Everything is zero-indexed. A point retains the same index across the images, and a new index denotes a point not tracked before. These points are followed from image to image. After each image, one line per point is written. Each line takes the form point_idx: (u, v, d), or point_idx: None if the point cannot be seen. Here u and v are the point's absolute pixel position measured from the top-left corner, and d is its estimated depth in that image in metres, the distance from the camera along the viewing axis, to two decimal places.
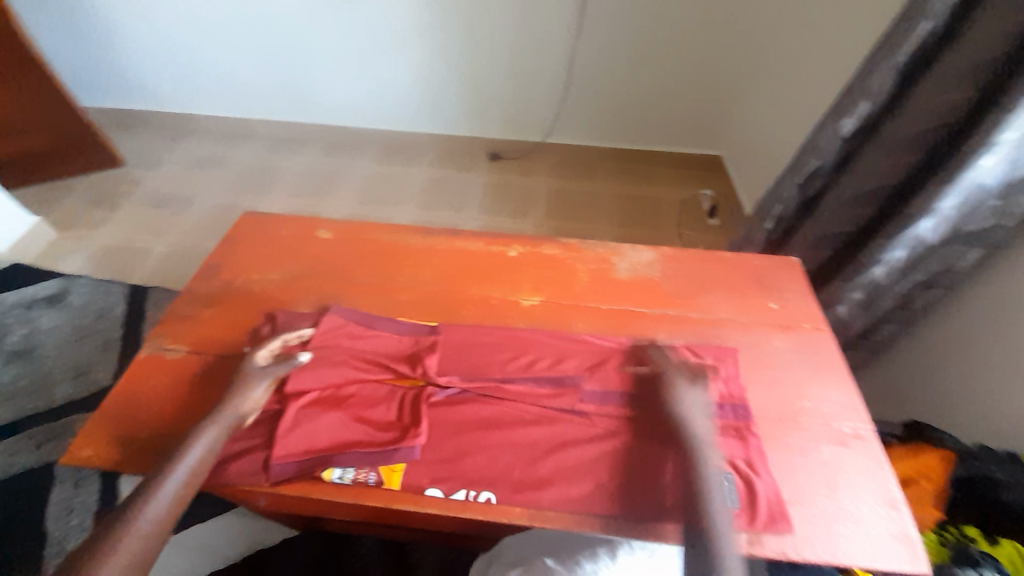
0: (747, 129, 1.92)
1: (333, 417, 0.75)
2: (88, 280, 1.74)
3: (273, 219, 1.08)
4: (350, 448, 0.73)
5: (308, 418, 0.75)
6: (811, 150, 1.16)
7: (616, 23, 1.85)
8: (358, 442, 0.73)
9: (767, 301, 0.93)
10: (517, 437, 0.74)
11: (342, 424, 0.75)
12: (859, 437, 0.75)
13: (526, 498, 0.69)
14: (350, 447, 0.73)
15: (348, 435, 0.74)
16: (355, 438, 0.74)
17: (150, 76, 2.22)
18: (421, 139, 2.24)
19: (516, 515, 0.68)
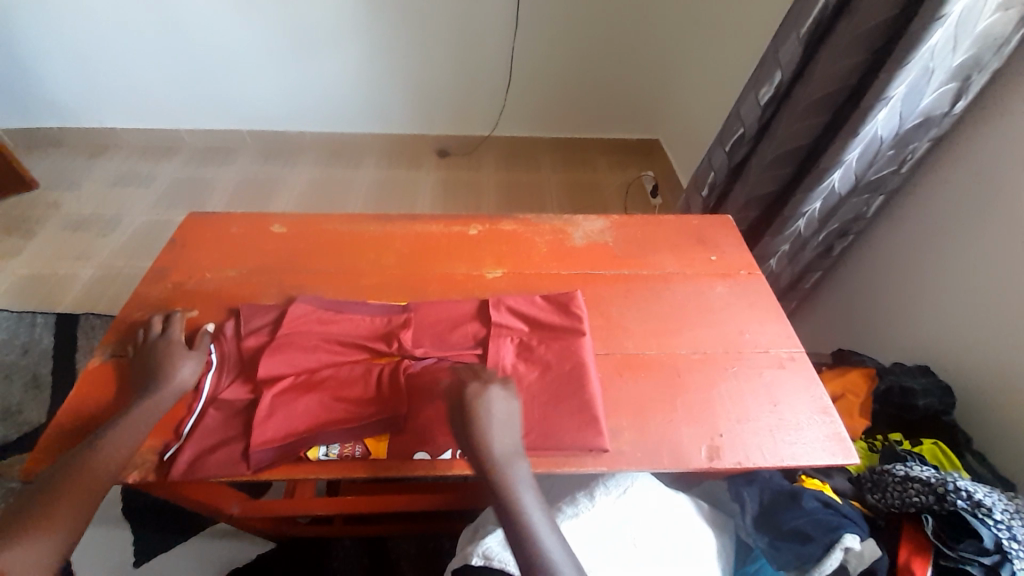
0: (677, 110, 2.05)
1: (311, 399, 0.76)
2: (7, 314, 1.60)
3: (221, 218, 1.05)
4: (330, 426, 0.73)
5: (284, 402, 0.75)
6: (736, 119, 1.29)
7: (548, 15, 1.92)
8: (338, 419, 0.74)
9: (708, 254, 1.01)
10: None
11: (321, 405, 0.75)
12: (794, 359, 0.85)
13: None
14: (331, 425, 0.73)
15: (328, 414, 0.75)
16: (336, 417, 0.74)
17: (55, 91, 2.05)
18: (363, 141, 2.22)
19: None
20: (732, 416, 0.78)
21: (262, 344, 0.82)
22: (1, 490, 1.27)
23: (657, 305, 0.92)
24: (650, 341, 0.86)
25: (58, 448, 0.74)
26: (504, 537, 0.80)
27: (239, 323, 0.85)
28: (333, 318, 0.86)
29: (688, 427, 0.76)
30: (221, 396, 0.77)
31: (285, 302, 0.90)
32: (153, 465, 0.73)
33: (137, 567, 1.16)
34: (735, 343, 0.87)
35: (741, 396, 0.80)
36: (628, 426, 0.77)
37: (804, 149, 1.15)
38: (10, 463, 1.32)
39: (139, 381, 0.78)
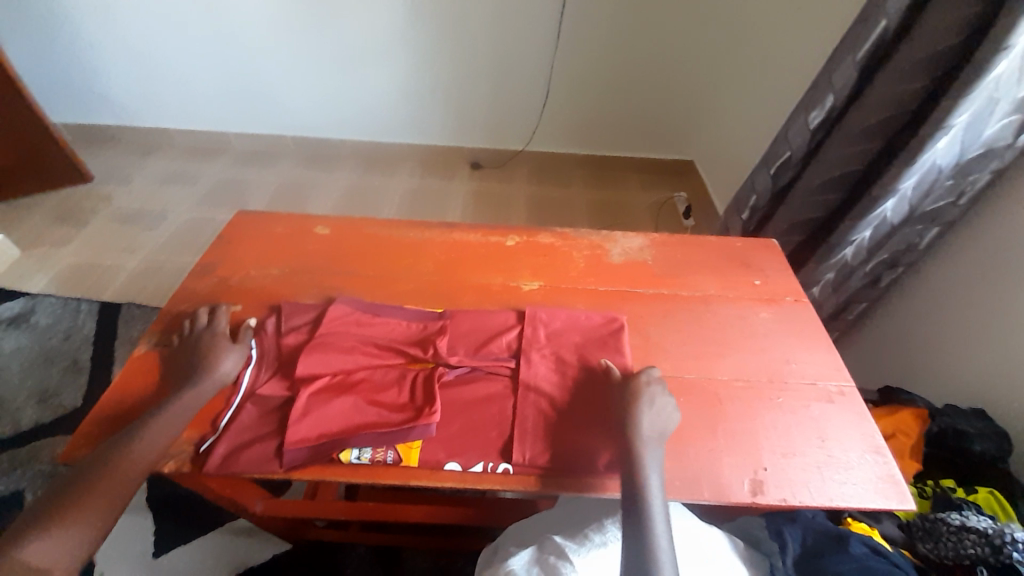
0: (714, 133, 2.03)
1: (345, 401, 0.76)
2: (55, 300, 1.68)
3: (268, 217, 1.08)
4: (363, 430, 0.73)
5: (321, 401, 0.76)
6: (782, 142, 1.27)
7: (590, 33, 1.93)
8: (371, 423, 0.74)
9: (751, 278, 0.99)
10: (526, 412, 0.76)
11: (356, 407, 0.75)
12: (844, 394, 0.81)
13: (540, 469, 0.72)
14: (363, 429, 0.73)
15: (361, 417, 0.75)
16: (368, 420, 0.74)
17: (116, 91, 2.17)
18: (400, 150, 2.27)
19: (531, 484, 0.71)
20: (777, 448, 0.74)
21: (301, 343, 0.83)
22: (33, 470, 1.31)
23: (696, 329, 0.89)
24: (689, 365, 0.84)
25: (100, 433, 0.76)
26: (528, 561, 0.77)
27: (280, 320, 0.87)
28: (370, 322, 0.86)
29: (729, 461, 0.73)
30: (258, 391, 0.78)
31: (325, 302, 0.91)
32: (187, 456, 0.73)
33: (156, 557, 1.17)
34: (780, 372, 0.83)
35: (786, 428, 0.76)
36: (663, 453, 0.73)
37: (854, 176, 1.11)
38: (46, 443, 1.36)
39: (182, 372, 0.79)
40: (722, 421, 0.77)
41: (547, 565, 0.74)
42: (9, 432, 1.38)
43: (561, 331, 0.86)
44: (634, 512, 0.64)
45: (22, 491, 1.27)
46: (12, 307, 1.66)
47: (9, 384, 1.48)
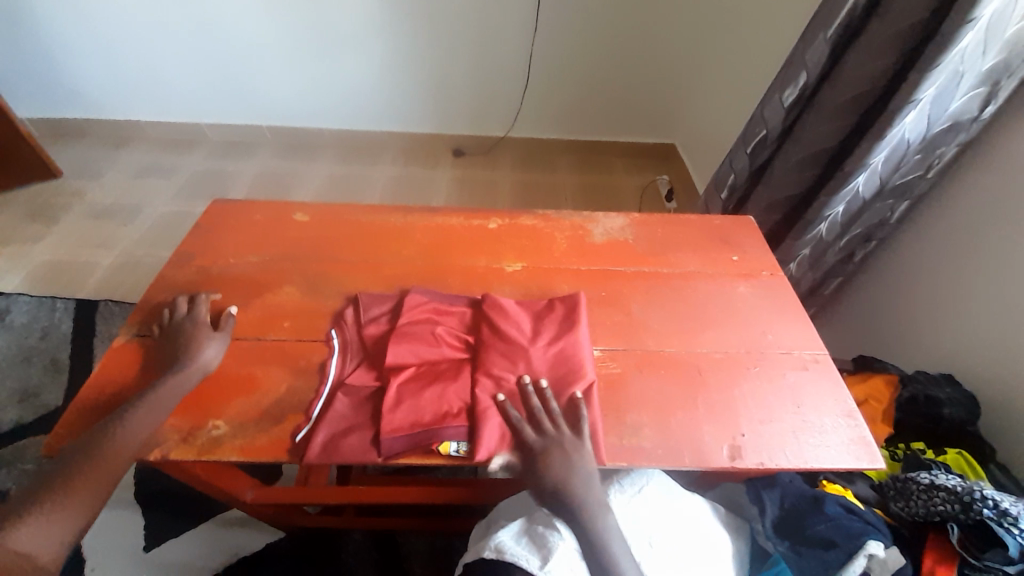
0: (694, 114, 2.04)
1: (435, 391, 0.76)
2: (29, 298, 1.63)
3: (247, 205, 1.06)
4: (455, 420, 0.74)
5: (414, 392, 0.76)
6: (759, 120, 1.29)
7: (570, 15, 1.91)
8: (462, 414, 0.74)
9: (730, 254, 1.00)
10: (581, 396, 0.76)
11: (444, 397, 0.76)
12: (818, 361, 0.84)
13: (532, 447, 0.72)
14: (455, 420, 0.73)
15: (455, 405, 0.75)
16: (457, 410, 0.75)
17: (81, 82, 2.09)
18: (381, 139, 2.23)
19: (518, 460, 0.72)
20: (754, 416, 0.77)
21: (382, 335, 0.84)
22: (16, 471, 1.28)
23: (678, 305, 0.91)
24: (671, 340, 0.86)
25: (82, 424, 0.75)
26: (516, 533, 0.77)
27: (360, 311, 0.87)
28: (445, 310, 0.86)
29: (708, 432, 0.75)
30: (348, 381, 0.78)
31: (399, 291, 0.91)
32: (174, 443, 0.73)
33: (148, 552, 1.17)
34: (757, 343, 0.86)
35: (763, 396, 0.79)
36: (648, 424, 0.75)
37: (829, 152, 1.14)
38: (27, 444, 1.34)
39: (162, 361, 0.79)
40: (703, 393, 0.79)
41: (537, 535, 0.75)
42: None
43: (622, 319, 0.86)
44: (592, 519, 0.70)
45: (2, 493, 1.24)
46: None
47: None
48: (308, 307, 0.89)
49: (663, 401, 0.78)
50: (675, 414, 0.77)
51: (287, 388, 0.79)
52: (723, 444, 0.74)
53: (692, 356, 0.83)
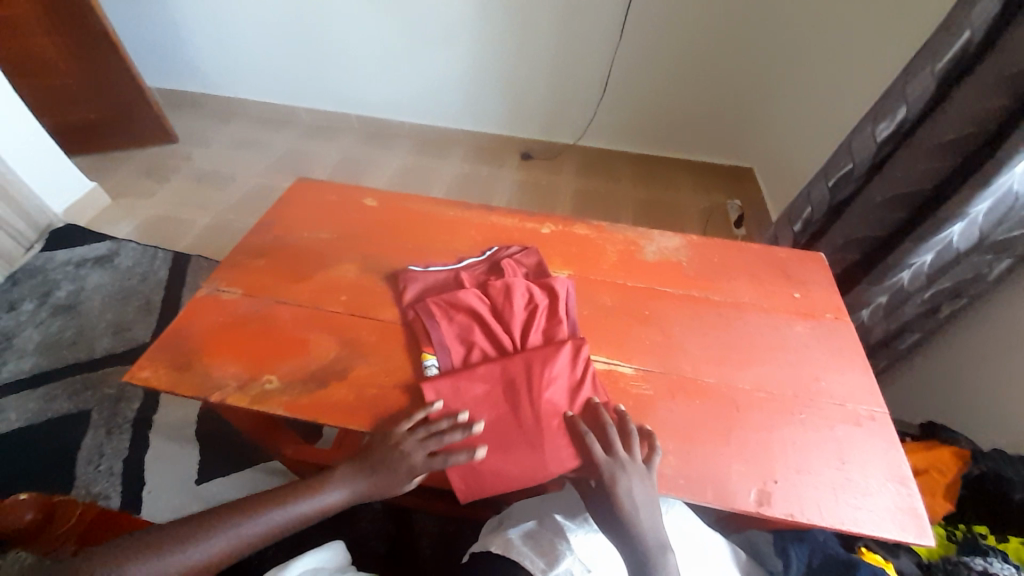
0: (777, 140, 1.94)
1: (464, 325, 0.86)
2: (136, 246, 1.86)
3: (324, 185, 1.15)
4: (448, 350, 0.84)
5: (448, 335, 0.85)
6: (845, 153, 1.20)
7: (656, 28, 1.87)
8: (459, 353, 0.84)
9: (790, 290, 0.95)
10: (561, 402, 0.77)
11: (461, 336, 0.85)
12: (874, 418, 0.78)
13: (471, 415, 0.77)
14: (451, 351, 0.84)
15: (473, 357, 0.83)
16: (466, 345, 0.84)
17: (203, 61, 2.35)
18: (454, 136, 2.32)
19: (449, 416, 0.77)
20: (791, 464, 0.72)
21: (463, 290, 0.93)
22: (101, 394, 1.47)
23: (723, 336, 0.87)
24: (711, 370, 0.83)
25: (163, 360, 0.85)
26: (523, 537, 0.70)
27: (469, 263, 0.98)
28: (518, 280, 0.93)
29: (738, 472, 0.72)
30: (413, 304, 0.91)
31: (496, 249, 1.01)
32: (232, 390, 0.81)
33: (197, 485, 1.30)
34: (806, 389, 0.80)
35: (805, 445, 0.74)
36: (673, 451, 0.74)
37: (920, 195, 1.04)
38: (112, 373, 1.53)
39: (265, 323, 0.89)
40: (738, 430, 0.76)
41: (544, 536, 0.70)
42: (84, 357, 1.56)
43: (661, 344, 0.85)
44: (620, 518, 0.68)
45: (86, 412, 1.43)
46: (97, 248, 1.85)
47: (91, 316, 1.67)
48: (363, 285, 0.96)
49: (695, 430, 0.76)
50: (705, 447, 0.74)
51: (334, 356, 0.85)
52: (753, 487, 0.70)
53: (732, 390, 0.80)
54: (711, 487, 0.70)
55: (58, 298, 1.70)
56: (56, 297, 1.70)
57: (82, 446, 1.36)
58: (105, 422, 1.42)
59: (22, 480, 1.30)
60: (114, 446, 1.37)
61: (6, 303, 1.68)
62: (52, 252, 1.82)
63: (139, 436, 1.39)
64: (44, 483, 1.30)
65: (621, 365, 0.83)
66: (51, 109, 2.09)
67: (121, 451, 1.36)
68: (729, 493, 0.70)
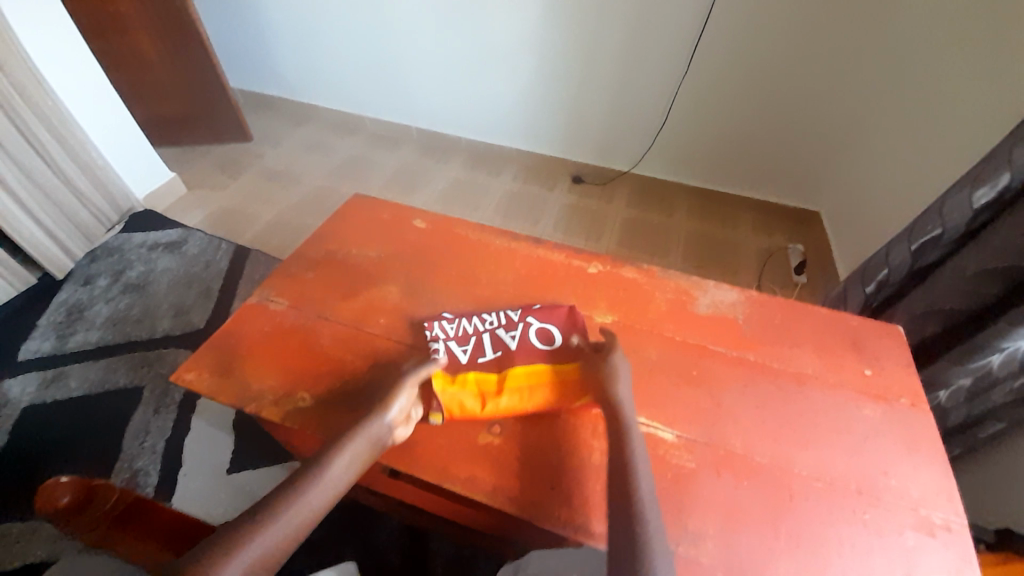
0: (852, 189, 1.81)
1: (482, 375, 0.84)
2: (202, 235, 1.98)
3: (379, 202, 1.18)
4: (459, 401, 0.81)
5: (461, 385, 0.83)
6: (935, 216, 1.09)
7: (727, 63, 1.79)
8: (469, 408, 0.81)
9: (860, 366, 0.86)
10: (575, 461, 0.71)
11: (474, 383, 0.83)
12: (950, 530, 0.68)
13: (474, 482, 0.75)
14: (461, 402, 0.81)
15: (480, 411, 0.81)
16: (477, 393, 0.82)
17: (284, 67, 2.50)
18: (509, 154, 2.33)
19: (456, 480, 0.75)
20: (848, 571, 0.64)
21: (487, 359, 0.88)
22: (155, 372, 1.56)
23: (779, 408, 0.80)
24: (762, 446, 0.76)
25: (209, 365, 0.88)
26: None
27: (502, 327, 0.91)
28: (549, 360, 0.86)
29: (783, 571, 0.64)
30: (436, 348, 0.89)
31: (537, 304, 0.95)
32: (268, 403, 0.82)
33: (229, 474, 1.33)
34: (872, 484, 0.72)
35: (866, 551, 0.66)
36: (712, 535, 0.67)
37: (1022, 273, 0.92)
38: (167, 353, 1.62)
39: (302, 341, 0.90)
40: (787, 521, 0.68)
41: None
42: (145, 335, 1.66)
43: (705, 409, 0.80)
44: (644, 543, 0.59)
45: (140, 389, 1.52)
46: (169, 235, 1.99)
47: (156, 297, 1.78)
48: (403, 309, 0.96)
49: (738, 513, 0.69)
50: (748, 535, 0.67)
51: (367, 380, 0.85)
52: None
53: (784, 473, 0.73)
54: None
55: (130, 277, 1.84)
56: (129, 276, 1.84)
57: (131, 420, 1.44)
58: (154, 401, 1.49)
59: (75, 447, 1.39)
60: (159, 424, 1.44)
61: (85, 278, 1.82)
62: (129, 234, 1.96)
63: (181, 419, 1.45)
64: (94, 452, 1.38)
65: (661, 429, 0.78)
66: (147, 102, 2.29)
67: (165, 429, 1.42)
68: None
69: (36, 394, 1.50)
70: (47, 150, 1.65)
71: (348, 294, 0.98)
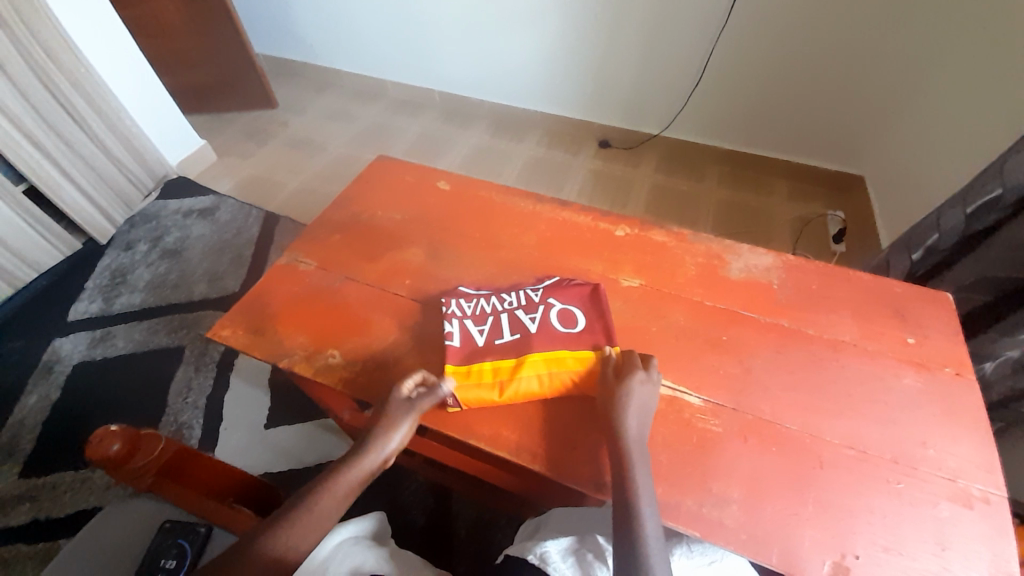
0: (902, 150, 1.68)
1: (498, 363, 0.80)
2: (233, 202, 2.02)
3: (403, 165, 1.16)
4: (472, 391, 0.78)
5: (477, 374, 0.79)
6: (996, 176, 1.00)
7: (769, 13, 1.64)
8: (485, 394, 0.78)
9: (902, 334, 0.82)
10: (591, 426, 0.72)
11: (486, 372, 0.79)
12: (990, 503, 0.66)
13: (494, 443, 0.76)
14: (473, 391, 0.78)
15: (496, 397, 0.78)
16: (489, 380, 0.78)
17: (304, 31, 2.45)
18: (534, 118, 2.26)
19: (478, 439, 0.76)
20: (877, 539, 0.63)
21: (504, 340, 0.83)
22: (194, 333, 1.63)
23: (813, 375, 0.77)
24: (792, 414, 0.74)
25: (240, 322, 0.90)
26: (564, 548, 0.70)
27: (522, 308, 0.86)
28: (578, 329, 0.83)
29: (808, 536, 0.64)
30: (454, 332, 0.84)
31: (557, 281, 0.91)
32: (299, 359, 0.85)
33: (266, 430, 1.40)
34: (908, 454, 0.69)
35: (897, 521, 0.65)
36: (737, 500, 0.67)
37: None
38: (204, 316, 1.69)
39: (329, 301, 0.92)
40: (815, 489, 0.67)
41: (584, 561, 0.68)
42: (183, 298, 1.74)
43: (734, 376, 0.78)
44: (632, 520, 0.62)
45: (181, 349, 1.60)
46: (201, 201, 2.03)
47: (192, 262, 1.84)
48: (428, 271, 0.96)
49: (764, 479, 0.68)
50: (773, 502, 0.67)
51: (394, 339, 0.87)
52: (824, 558, 0.62)
53: (815, 441, 0.71)
54: (772, 545, 0.64)
55: (167, 242, 1.90)
56: (166, 241, 1.90)
57: (174, 379, 1.53)
58: (194, 360, 1.57)
59: (126, 401, 1.49)
60: (199, 382, 1.52)
61: (125, 243, 1.90)
62: (165, 201, 2.02)
63: (220, 378, 1.53)
64: (142, 406, 1.48)
65: (687, 394, 0.77)
66: (174, 70, 2.30)
67: (205, 388, 1.50)
68: (792, 556, 0.63)
69: (86, 351, 1.60)
70: (80, 115, 1.68)
71: (374, 257, 0.99)
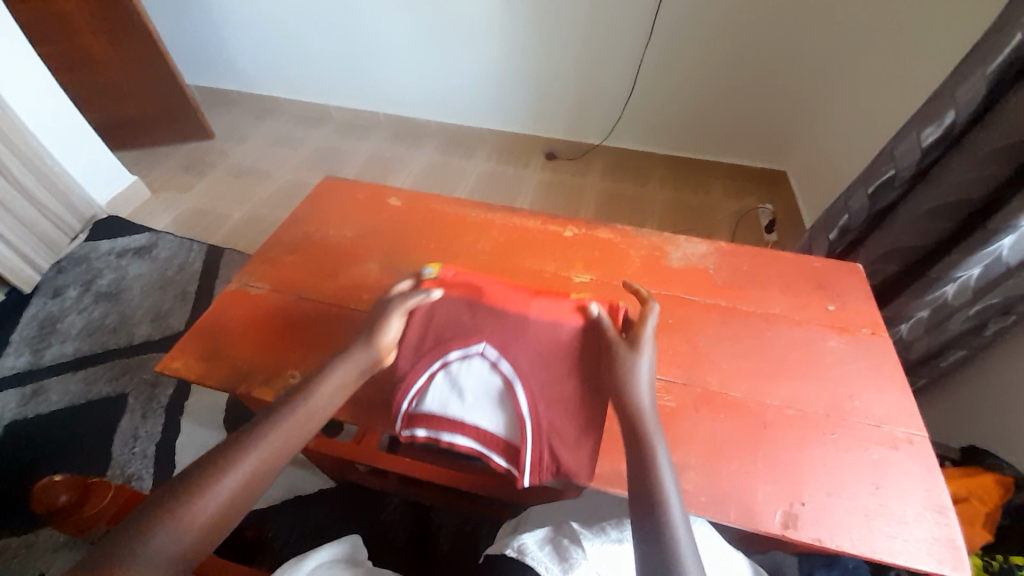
0: (816, 144, 1.85)
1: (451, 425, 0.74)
2: (173, 237, 1.93)
3: (351, 183, 1.17)
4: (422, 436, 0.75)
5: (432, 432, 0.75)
6: (888, 159, 1.14)
7: (688, 27, 1.79)
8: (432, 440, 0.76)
9: (825, 302, 0.91)
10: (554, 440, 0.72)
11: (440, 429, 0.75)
12: (913, 442, 0.74)
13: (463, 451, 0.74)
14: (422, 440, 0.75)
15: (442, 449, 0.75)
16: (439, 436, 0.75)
17: (239, 60, 2.42)
18: (480, 134, 2.32)
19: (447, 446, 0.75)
20: (821, 487, 0.70)
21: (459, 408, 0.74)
22: (138, 377, 1.54)
23: (752, 347, 0.84)
24: (738, 383, 0.80)
25: (191, 352, 0.88)
26: (540, 539, 0.70)
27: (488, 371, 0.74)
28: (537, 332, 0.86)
29: (761, 491, 0.69)
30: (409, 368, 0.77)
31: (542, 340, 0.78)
32: (259, 383, 0.83)
33: None
34: (841, 409, 0.77)
35: (837, 469, 0.71)
36: (696, 466, 0.72)
37: (973, 204, 0.97)
38: (149, 358, 1.59)
39: (287, 322, 0.91)
40: (765, 449, 0.73)
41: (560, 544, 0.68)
42: (123, 343, 1.63)
43: (685, 355, 0.84)
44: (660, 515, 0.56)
45: (125, 395, 1.50)
46: (138, 239, 1.93)
47: (132, 303, 1.74)
48: (385, 285, 0.96)
49: (720, 445, 0.73)
50: (728, 466, 0.72)
51: None
52: (777, 509, 0.68)
53: (760, 406, 0.77)
54: (730, 507, 0.68)
55: (102, 285, 1.79)
56: (101, 284, 1.79)
57: (119, 427, 1.43)
58: (141, 406, 1.48)
59: (64, 457, 1.37)
60: (148, 429, 1.43)
61: (52, 289, 1.77)
62: (96, 242, 1.90)
63: (171, 421, 1.44)
64: (84, 460, 1.37)
65: None
66: (99, 104, 2.20)
67: (155, 434, 1.41)
68: (749, 513, 0.67)
69: (16, 410, 1.47)
70: None
71: (329, 275, 0.98)
